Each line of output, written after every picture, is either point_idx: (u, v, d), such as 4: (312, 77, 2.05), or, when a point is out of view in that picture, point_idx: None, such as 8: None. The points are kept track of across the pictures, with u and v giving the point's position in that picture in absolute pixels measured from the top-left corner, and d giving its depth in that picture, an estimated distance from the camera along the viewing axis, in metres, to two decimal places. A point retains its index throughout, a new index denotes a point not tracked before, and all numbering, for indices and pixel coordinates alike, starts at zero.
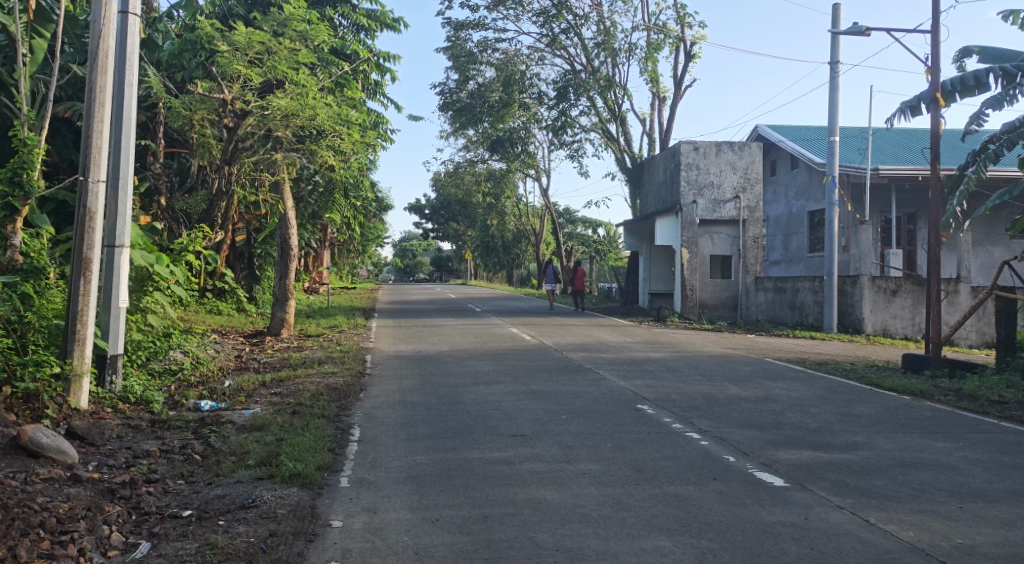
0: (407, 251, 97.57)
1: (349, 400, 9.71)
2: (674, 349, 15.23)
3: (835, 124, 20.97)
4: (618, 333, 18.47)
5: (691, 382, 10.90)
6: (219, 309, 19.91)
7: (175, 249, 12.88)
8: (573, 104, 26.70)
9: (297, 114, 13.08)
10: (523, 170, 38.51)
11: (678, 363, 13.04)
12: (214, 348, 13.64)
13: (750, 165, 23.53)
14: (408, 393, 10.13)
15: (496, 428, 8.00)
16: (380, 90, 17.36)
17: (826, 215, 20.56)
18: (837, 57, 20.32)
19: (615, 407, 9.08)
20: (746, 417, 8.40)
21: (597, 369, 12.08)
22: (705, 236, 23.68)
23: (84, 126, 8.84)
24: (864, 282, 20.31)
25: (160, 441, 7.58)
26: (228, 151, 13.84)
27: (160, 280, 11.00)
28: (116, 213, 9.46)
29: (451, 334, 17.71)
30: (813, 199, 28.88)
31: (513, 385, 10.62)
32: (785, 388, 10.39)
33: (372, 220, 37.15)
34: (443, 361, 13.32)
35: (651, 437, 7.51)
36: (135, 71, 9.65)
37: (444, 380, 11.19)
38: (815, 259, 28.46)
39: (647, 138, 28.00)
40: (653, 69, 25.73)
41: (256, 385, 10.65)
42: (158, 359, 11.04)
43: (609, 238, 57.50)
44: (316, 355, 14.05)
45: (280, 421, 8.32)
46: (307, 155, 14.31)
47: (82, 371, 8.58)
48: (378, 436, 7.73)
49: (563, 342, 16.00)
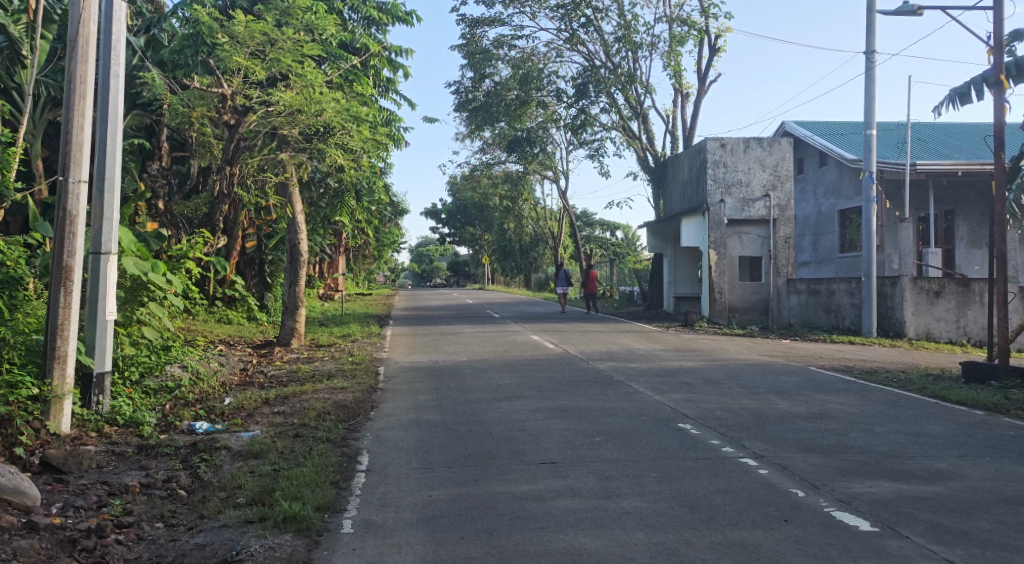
0: (424, 257, 96.68)
1: (358, 420, 8.80)
2: (708, 357, 14.21)
3: (871, 118, 19.90)
4: (645, 340, 17.44)
5: (733, 396, 9.89)
6: (228, 318, 19.17)
7: (175, 256, 12.09)
8: (593, 102, 25.75)
9: (303, 111, 12.25)
10: (541, 172, 37.51)
11: (715, 373, 12.02)
12: (217, 360, 12.83)
13: (780, 161, 22.49)
14: (423, 411, 9.21)
15: (521, 454, 7.05)
16: (393, 87, 16.54)
17: (863, 212, 19.47)
18: (873, 45, 19.25)
19: (653, 427, 8.10)
20: (804, 439, 7.40)
21: (628, 381, 11.10)
22: (734, 237, 22.58)
23: (63, 121, 8.05)
24: (905, 282, 19.23)
25: (144, 473, 6.71)
26: (229, 150, 12.94)
27: (154, 289, 10.17)
28: (101, 217, 8.64)
29: (470, 343, 16.80)
30: (845, 197, 27.75)
31: (537, 401, 9.67)
32: (841, 402, 9.36)
33: (387, 226, 36.28)
34: (461, 373, 12.38)
35: (700, 465, 6.53)
36: (123, 59, 8.81)
37: (462, 394, 10.27)
38: (848, 258, 27.43)
39: (670, 137, 26.98)
40: (676, 63, 24.74)
41: (258, 403, 9.78)
42: (154, 375, 10.21)
43: (627, 241, 56.48)
44: (327, 367, 13.18)
45: (280, 447, 7.42)
46: (315, 155, 13.48)
47: (62, 393, 7.77)
48: (388, 465, 6.81)
49: (588, 351, 15.04)
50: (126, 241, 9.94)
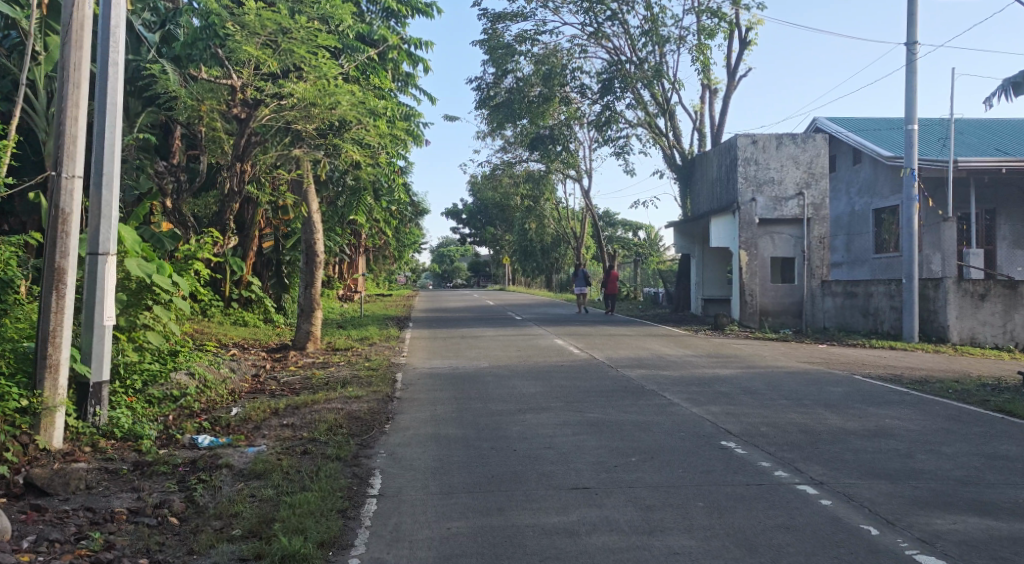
0: (444, 257, 96.20)
1: (372, 434, 8.14)
2: (744, 364, 13.45)
3: (913, 113, 19.03)
4: (676, 345, 16.66)
5: (777, 409, 9.14)
6: (244, 321, 18.62)
7: (182, 257, 11.50)
8: (618, 98, 24.99)
9: (316, 104, 11.62)
10: (563, 171, 36.77)
11: (753, 383, 11.26)
12: (228, 365, 12.26)
13: (815, 158, 21.60)
14: (442, 424, 8.55)
15: (551, 478, 6.37)
16: (412, 81, 15.93)
17: (904, 212, 18.61)
18: (915, 36, 18.38)
19: (693, 445, 7.38)
20: (865, 462, 6.66)
21: (661, 392, 10.37)
22: (766, 237, 21.78)
23: (56, 112, 7.44)
24: (948, 285, 18.35)
25: (135, 497, 6.09)
26: (240, 146, 12.25)
27: (159, 291, 9.61)
28: (99, 216, 8.03)
29: (491, 347, 16.12)
30: (880, 195, 26.90)
31: (564, 414, 8.97)
32: (897, 417, 8.60)
33: (407, 226, 35.65)
34: (482, 380, 11.72)
35: (753, 493, 5.82)
36: (121, 46, 8.19)
37: (484, 405, 9.59)
38: (883, 259, 26.55)
39: (698, 134, 26.17)
40: (705, 57, 23.93)
41: (267, 413, 9.16)
42: (159, 383, 9.62)
43: (650, 241, 55.64)
44: (341, 374, 12.55)
45: (286, 466, 6.78)
46: (331, 152, 12.89)
47: (54, 405, 7.19)
48: (403, 489, 6.14)
49: (616, 356, 14.31)
50: (129, 241, 9.37)
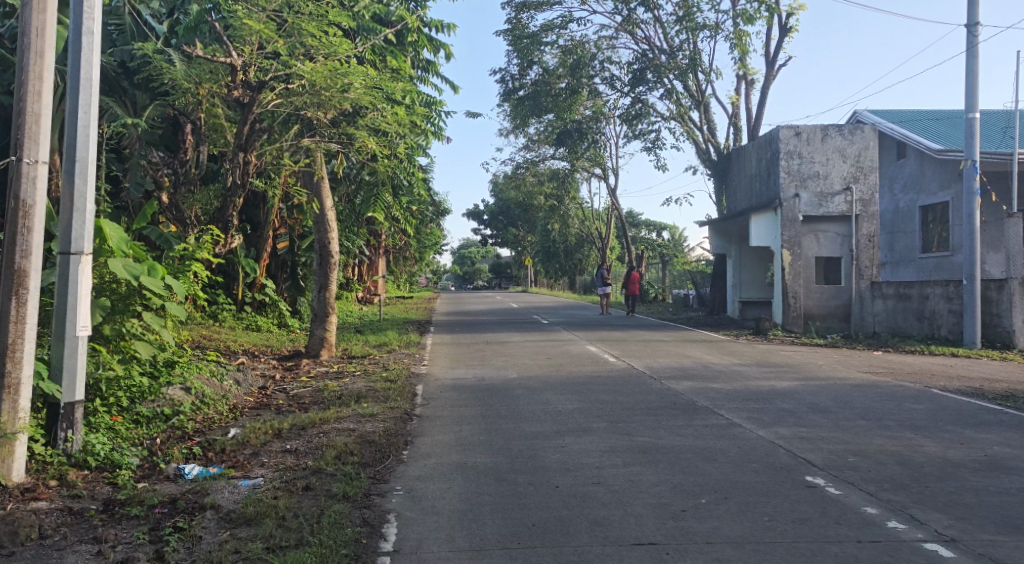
0: (466, 258, 95.16)
1: (388, 463, 6.95)
2: (801, 374, 12.15)
3: (974, 101, 17.70)
4: (719, 352, 15.36)
5: (858, 432, 7.87)
6: (257, 325, 17.55)
7: (178, 257, 10.41)
8: (650, 89, 23.70)
9: (325, 87, 10.48)
10: (588, 169, 35.52)
11: (819, 398, 9.95)
12: (233, 377, 11.17)
13: (863, 151, 20.27)
14: (469, 450, 7.35)
15: (607, 528, 5.14)
16: (434, 69, 14.86)
17: (966, 207, 17.24)
18: (977, 16, 17.06)
19: (773, 481, 6.12)
20: (995, 509, 5.38)
21: (716, 409, 9.11)
22: (809, 236, 20.45)
23: (16, 84, 6.30)
24: (1014, 287, 16.95)
25: (94, 553, 4.93)
26: (241, 133, 10.62)
27: (149, 296, 8.58)
28: (73, 208, 6.88)
29: (519, 354, 14.93)
30: (927, 191, 25.59)
31: (610, 437, 7.74)
32: (1005, 444, 7.31)
33: (427, 226, 34.51)
34: (512, 393, 10.51)
35: (869, 554, 4.56)
36: (97, 10, 7.04)
37: (516, 425, 8.38)
38: (930, 259, 25.11)
39: (734, 127, 24.81)
40: (743, 45, 22.63)
41: (268, 436, 7.99)
42: (149, 400, 8.53)
43: (674, 242, 54.35)
44: (356, 386, 11.39)
45: (282, 509, 5.60)
46: (346, 143, 11.79)
47: (13, 432, 6.06)
48: (423, 544, 4.94)
49: (657, 366, 13.08)
50: (113, 239, 8.36)
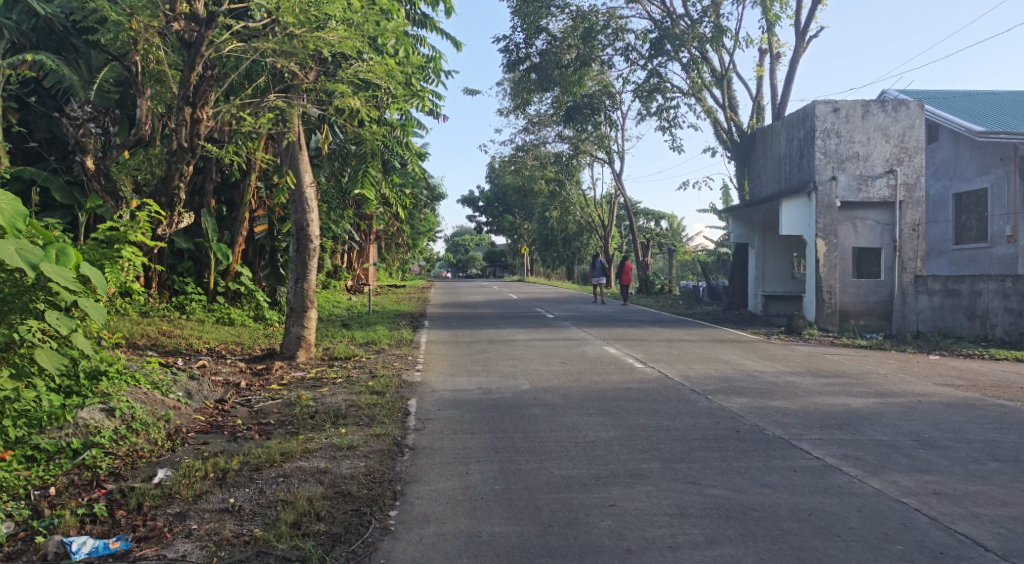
0: (459, 246, 92.75)
1: (368, 535, 4.85)
2: (871, 387, 10.11)
3: None
4: (758, 356, 13.31)
5: (1005, 483, 5.83)
6: (230, 318, 15.34)
7: (107, 240, 8.25)
8: (667, 61, 21.50)
9: (297, 23, 8.50)
10: (592, 152, 33.37)
11: (915, 424, 7.92)
12: (183, 389, 9.00)
13: (909, 130, 18.17)
14: (482, 513, 5.25)
15: None
16: (432, 26, 12.80)
17: None
18: None
19: None
20: None
21: (796, 443, 7.05)
22: (847, 224, 18.39)
23: None
24: None
25: None
26: (188, 81, 8.45)
27: (55, 291, 6.51)
28: None
29: (528, 357, 12.84)
30: (963, 176, 23.62)
31: (675, 490, 5.67)
32: None
33: (419, 211, 32.28)
34: (528, 414, 8.42)
35: None
36: None
37: (541, 467, 6.30)
38: (965, 251, 23.06)
39: (758, 106, 22.73)
40: (773, 12, 20.50)
41: (207, 483, 5.84)
42: (53, 430, 6.42)
43: (675, 231, 52.32)
44: (336, 399, 9.31)
45: None
46: (325, 103, 9.74)
47: None
48: None
49: (695, 374, 11.02)
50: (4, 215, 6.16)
